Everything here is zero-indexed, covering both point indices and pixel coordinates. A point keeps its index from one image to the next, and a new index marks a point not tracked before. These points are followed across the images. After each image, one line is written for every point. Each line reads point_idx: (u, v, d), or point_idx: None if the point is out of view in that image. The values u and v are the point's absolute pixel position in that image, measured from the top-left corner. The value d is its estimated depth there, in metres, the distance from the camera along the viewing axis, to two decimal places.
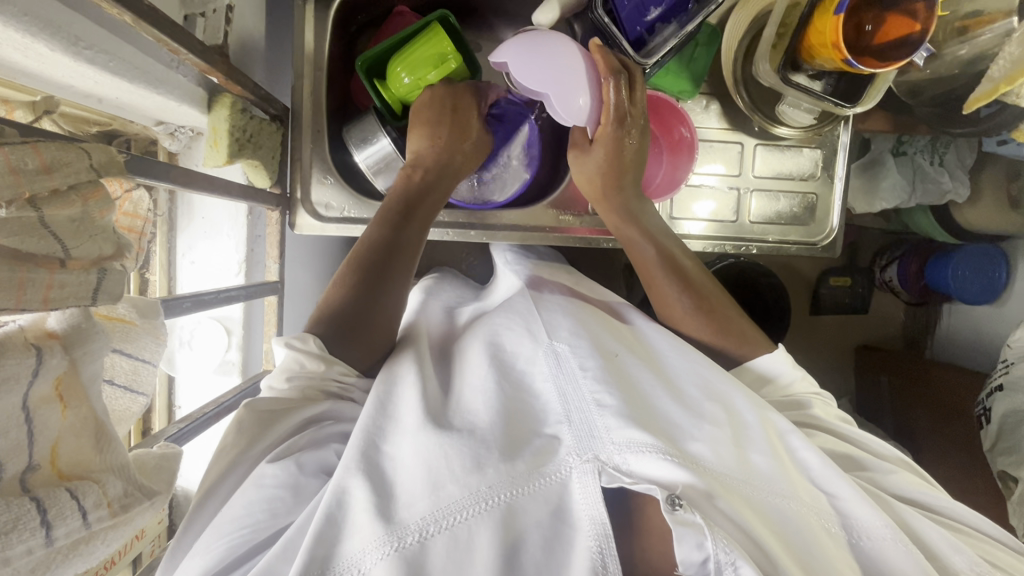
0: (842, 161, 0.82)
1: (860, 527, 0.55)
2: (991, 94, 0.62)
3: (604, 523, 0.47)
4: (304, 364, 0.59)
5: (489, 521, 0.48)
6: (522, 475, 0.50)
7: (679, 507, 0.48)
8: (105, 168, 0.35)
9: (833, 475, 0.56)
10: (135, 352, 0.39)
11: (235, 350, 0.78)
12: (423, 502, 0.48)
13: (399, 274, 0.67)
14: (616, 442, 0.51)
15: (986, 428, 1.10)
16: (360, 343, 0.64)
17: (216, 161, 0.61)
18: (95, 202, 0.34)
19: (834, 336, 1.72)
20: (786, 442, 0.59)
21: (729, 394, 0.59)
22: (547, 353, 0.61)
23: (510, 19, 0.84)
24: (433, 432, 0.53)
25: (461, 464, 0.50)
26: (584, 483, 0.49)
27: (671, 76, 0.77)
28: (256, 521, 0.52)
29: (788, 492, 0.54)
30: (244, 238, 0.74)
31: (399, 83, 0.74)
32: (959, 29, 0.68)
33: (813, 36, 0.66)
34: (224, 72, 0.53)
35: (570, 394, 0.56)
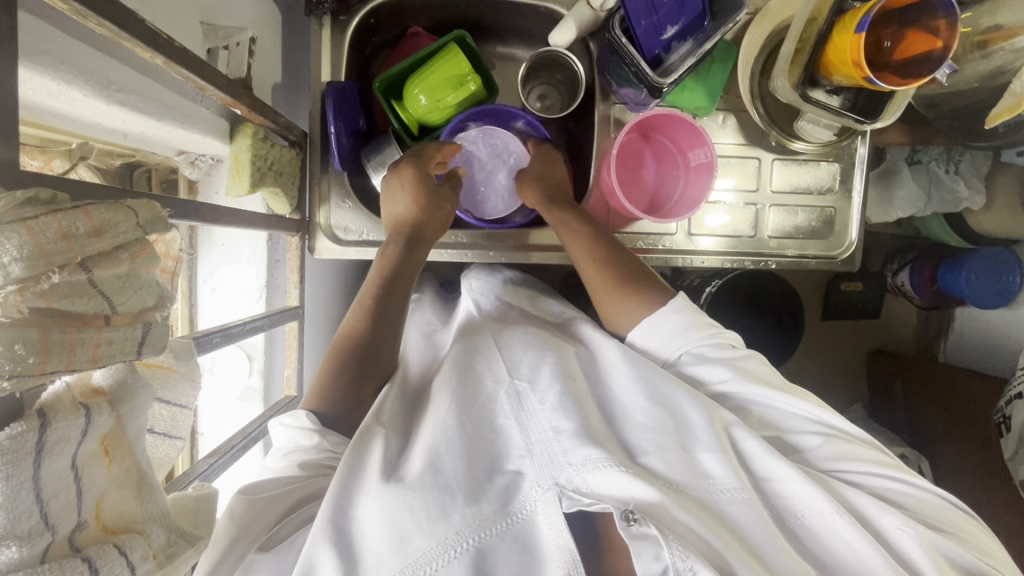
0: (860, 174, 0.82)
1: (800, 506, 0.55)
2: (1013, 109, 0.63)
3: (571, 549, 0.48)
4: (299, 441, 0.60)
5: (460, 567, 0.49)
6: (489, 516, 0.51)
7: (634, 521, 0.48)
8: (151, 225, 0.36)
9: (773, 458, 0.55)
10: (173, 398, 0.40)
11: (257, 376, 0.78)
12: (392, 560, 0.49)
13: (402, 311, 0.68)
14: (573, 462, 0.52)
15: (1007, 436, 1.09)
16: (363, 384, 0.65)
17: (239, 191, 0.61)
18: (142, 259, 0.35)
19: (846, 342, 1.71)
20: (733, 433, 0.58)
21: (675, 397, 0.59)
22: (508, 391, 0.60)
23: (525, 38, 0.84)
24: (393, 484, 0.53)
25: (427, 514, 0.51)
26: (548, 512, 0.50)
27: (687, 92, 0.78)
28: None
29: (741, 489, 0.54)
30: (264, 264, 0.74)
31: (417, 104, 0.76)
32: (980, 43, 0.68)
33: (832, 53, 0.66)
34: (248, 104, 0.54)
35: (531, 429, 0.56)
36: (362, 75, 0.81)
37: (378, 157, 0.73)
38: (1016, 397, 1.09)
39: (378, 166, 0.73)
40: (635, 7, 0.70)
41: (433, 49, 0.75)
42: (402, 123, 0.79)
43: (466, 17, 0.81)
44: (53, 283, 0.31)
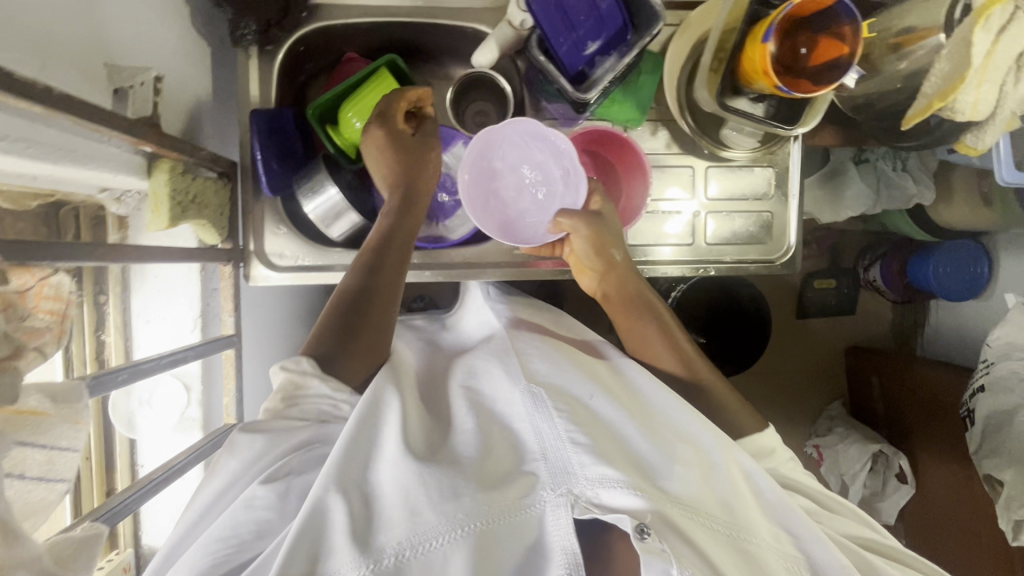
0: (795, 178, 0.82)
1: (820, 565, 0.57)
2: (924, 110, 0.63)
3: (576, 552, 0.49)
4: (299, 385, 0.62)
5: (465, 547, 0.49)
6: (499, 502, 0.51)
7: (648, 535, 0.49)
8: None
9: (792, 513, 0.58)
10: (48, 443, 0.41)
11: (196, 407, 0.80)
12: (400, 528, 0.50)
13: (385, 313, 0.69)
14: (588, 477, 0.52)
15: (971, 429, 1.07)
16: (355, 357, 0.66)
17: (159, 226, 0.62)
18: None
19: (823, 340, 1.71)
20: (753, 482, 0.60)
21: (698, 434, 0.60)
22: (524, 392, 0.61)
23: (458, 57, 0.85)
24: (413, 461, 0.54)
25: (440, 492, 0.51)
26: (558, 515, 0.51)
27: (618, 105, 0.78)
28: (239, 540, 0.54)
29: (750, 529, 0.56)
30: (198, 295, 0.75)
31: (351, 128, 0.77)
32: (894, 46, 0.69)
33: (746, 63, 0.66)
34: (155, 141, 0.54)
35: (546, 432, 0.57)
36: (296, 101, 0.81)
37: (308, 184, 0.73)
38: (979, 390, 1.07)
39: (308, 192, 0.73)
40: (556, 26, 0.71)
41: (365, 75, 0.76)
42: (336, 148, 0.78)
43: (397, 40, 0.82)
44: None
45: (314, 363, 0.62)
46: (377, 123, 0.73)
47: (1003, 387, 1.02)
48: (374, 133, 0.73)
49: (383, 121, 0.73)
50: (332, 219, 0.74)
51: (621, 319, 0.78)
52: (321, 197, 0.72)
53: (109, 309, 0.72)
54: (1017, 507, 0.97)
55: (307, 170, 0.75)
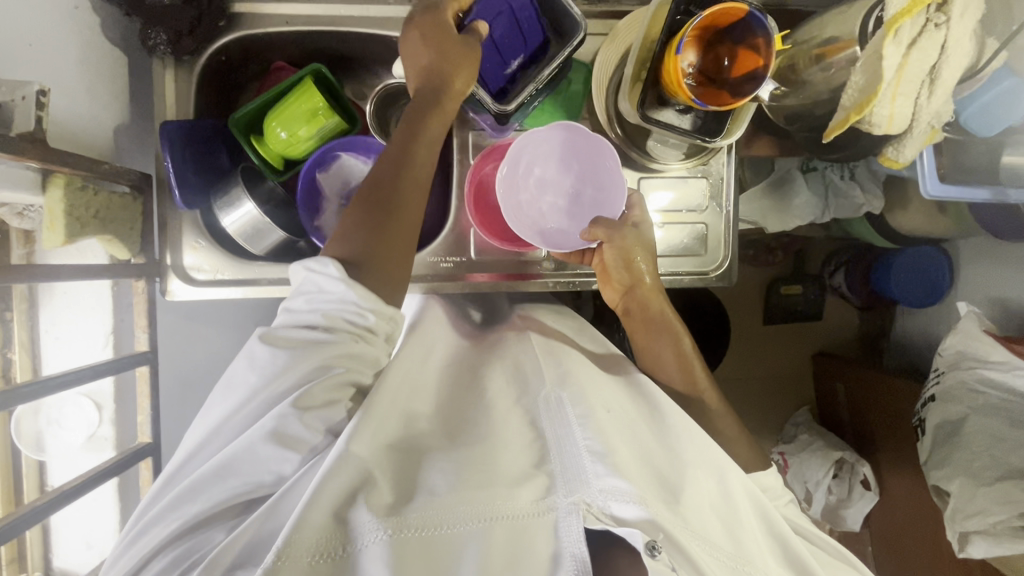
0: (729, 189, 0.81)
1: None
2: (844, 122, 0.62)
3: (585, 560, 0.48)
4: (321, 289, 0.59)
5: (480, 536, 0.49)
6: (519, 495, 0.52)
7: (657, 554, 0.50)
8: None
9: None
10: None
11: (107, 426, 0.83)
12: (417, 506, 0.50)
13: (410, 204, 0.66)
14: (601, 489, 0.52)
15: (922, 439, 1.05)
16: (382, 238, 0.63)
17: (54, 243, 0.60)
18: None
19: (789, 347, 1.70)
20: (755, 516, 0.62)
21: (713, 461, 0.62)
22: (549, 400, 0.63)
23: (389, 67, 0.83)
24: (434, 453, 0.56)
25: (462, 482, 0.52)
26: (570, 522, 0.50)
27: (547, 115, 0.79)
28: (257, 480, 0.55)
29: (748, 563, 0.57)
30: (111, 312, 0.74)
31: (275, 138, 0.75)
32: (817, 57, 0.68)
33: (665, 74, 0.66)
34: (40, 156, 0.53)
35: (565, 440, 0.58)
36: (221, 112, 0.80)
37: (224, 199, 0.72)
38: (930, 399, 1.04)
39: (223, 207, 0.72)
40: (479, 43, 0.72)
41: (289, 85, 0.74)
42: (262, 160, 0.76)
43: (325, 50, 0.80)
44: None
45: (339, 266, 0.59)
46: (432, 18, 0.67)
47: (951, 396, 0.99)
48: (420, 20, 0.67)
49: (433, 14, 0.69)
50: (249, 233, 0.73)
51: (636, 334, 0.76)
52: (237, 211, 0.71)
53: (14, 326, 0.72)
54: (962, 518, 0.94)
55: (226, 183, 0.74)
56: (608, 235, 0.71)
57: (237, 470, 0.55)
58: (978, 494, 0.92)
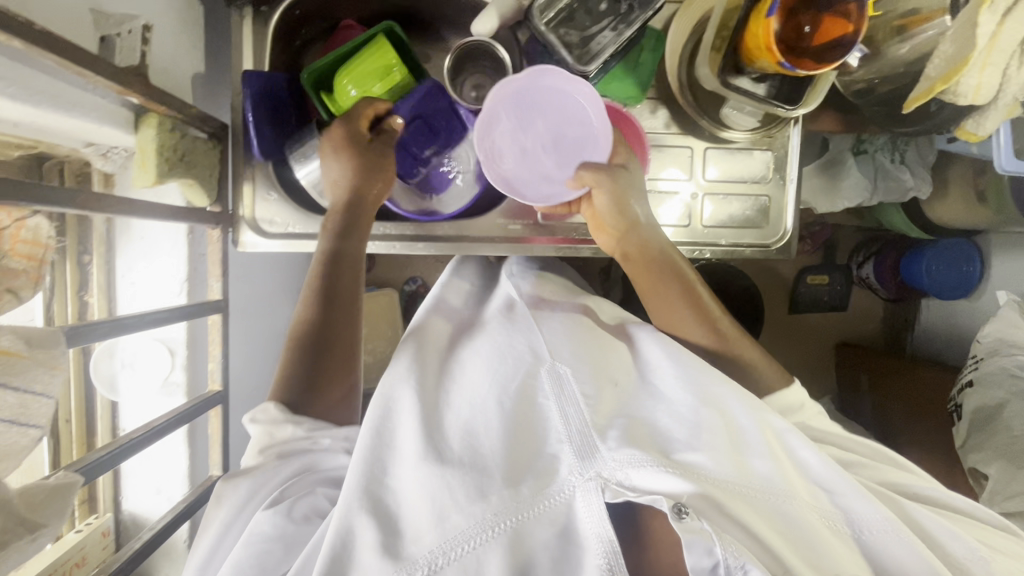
0: (794, 161, 0.82)
1: (862, 522, 0.56)
2: (927, 93, 0.62)
3: (611, 539, 0.49)
4: (273, 433, 0.59)
5: (498, 546, 0.50)
6: (527, 498, 0.52)
7: (686, 515, 0.49)
8: None
9: (838, 477, 0.57)
10: (21, 384, 0.42)
11: (179, 371, 0.83)
12: (430, 535, 0.51)
13: (353, 283, 0.68)
14: (617, 459, 0.52)
15: (957, 425, 1.04)
16: (335, 324, 0.66)
17: (145, 182, 0.61)
18: None
19: (806, 337, 1.63)
20: (786, 442, 0.59)
21: (727, 400, 0.59)
22: (546, 375, 0.61)
23: (457, 28, 0.83)
24: (431, 461, 0.54)
25: (466, 493, 0.52)
26: (589, 500, 0.51)
27: (618, 81, 0.77)
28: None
29: (791, 494, 0.55)
30: (185, 258, 0.79)
31: (346, 96, 0.74)
32: (897, 28, 0.68)
33: (749, 39, 0.65)
34: (142, 92, 0.53)
35: (572, 416, 0.56)
36: (290, 67, 0.79)
37: (301, 150, 0.73)
38: (969, 385, 1.03)
39: (299, 158, 0.72)
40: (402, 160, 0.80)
41: (359, 42, 0.73)
42: (330, 115, 0.76)
43: (395, 8, 0.80)
44: None
45: (278, 407, 0.60)
46: (356, 115, 0.70)
47: (989, 381, 0.99)
48: (335, 131, 0.70)
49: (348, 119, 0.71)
50: (323, 186, 0.73)
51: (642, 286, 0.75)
52: (313, 163, 0.72)
53: (93, 269, 0.76)
54: (1001, 500, 0.90)
55: (302, 137, 0.74)
56: (598, 174, 0.71)
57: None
58: (1017, 478, 0.90)
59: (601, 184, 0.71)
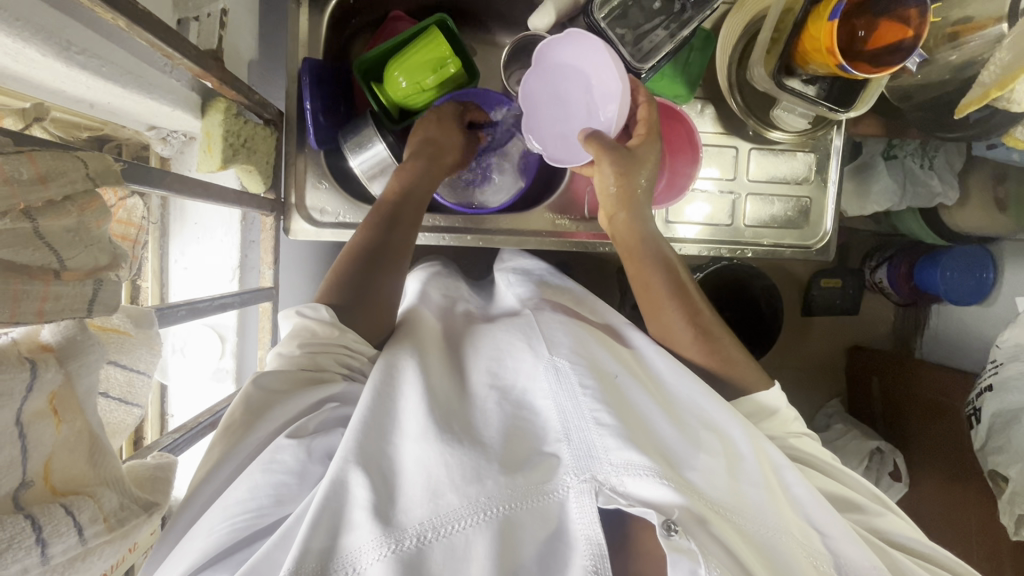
0: (836, 164, 0.83)
1: (850, 566, 0.56)
2: (981, 99, 0.63)
3: (601, 543, 0.48)
4: (315, 331, 0.58)
5: (487, 531, 0.48)
6: (522, 488, 0.50)
7: (675, 533, 0.49)
8: (103, 177, 0.33)
9: (827, 514, 0.57)
10: (130, 363, 0.37)
11: (229, 358, 0.83)
12: (422, 508, 0.48)
13: (393, 276, 0.66)
14: (614, 463, 0.51)
15: (976, 428, 1.00)
16: (376, 308, 0.64)
17: (210, 166, 0.61)
18: (92, 212, 0.32)
19: (824, 343, 1.52)
20: (781, 477, 0.60)
21: (726, 425, 0.60)
22: (546, 367, 0.60)
23: (506, 24, 0.83)
24: (434, 440, 0.53)
25: (462, 474, 0.50)
26: (582, 502, 0.50)
27: (667, 80, 0.78)
28: (260, 506, 0.49)
29: (780, 527, 0.54)
30: (237, 244, 0.80)
31: (397, 88, 0.73)
32: (950, 35, 0.69)
33: (807, 41, 0.66)
34: (219, 76, 0.53)
35: (570, 411, 0.55)
36: (342, 58, 0.80)
37: (355, 139, 0.72)
38: (987, 389, 0.99)
39: (354, 147, 0.72)
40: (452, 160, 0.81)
41: (413, 33, 0.72)
42: (381, 106, 0.76)
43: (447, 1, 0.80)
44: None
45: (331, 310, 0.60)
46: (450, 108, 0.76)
47: (1009, 385, 0.95)
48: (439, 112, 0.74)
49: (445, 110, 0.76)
50: (376, 175, 0.73)
51: (638, 289, 0.72)
52: (368, 152, 0.72)
53: (148, 254, 0.76)
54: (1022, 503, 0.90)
55: (355, 127, 0.73)
56: (602, 152, 0.70)
57: (226, 505, 0.49)
58: None
59: (603, 161, 0.70)
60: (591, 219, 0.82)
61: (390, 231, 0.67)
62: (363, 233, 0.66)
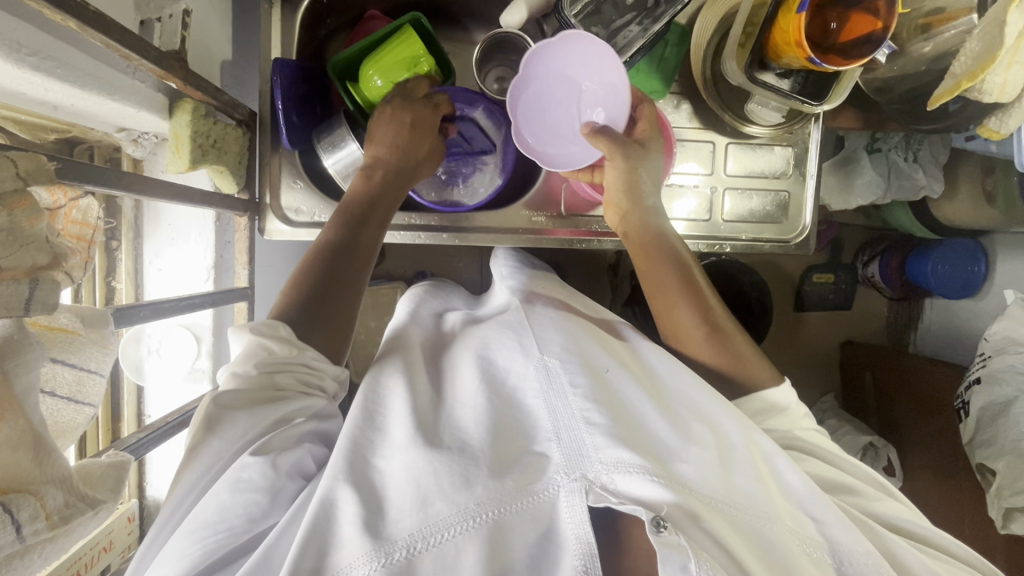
0: (814, 158, 0.82)
1: (844, 553, 0.55)
2: (953, 90, 0.63)
3: (591, 542, 0.47)
4: (271, 351, 0.56)
5: (476, 538, 0.48)
6: (511, 492, 0.50)
7: (664, 529, 0.47)
8: (32, 176, 0.33)
9: (817, 500, 0.57)
10: (78, 362, 0.37)
11: (205, 358, 0.84)
12: (411, 518, 0.49)
13: (362, 272, 0.66)
14: (604, 461, 0.51)
15: (963, 421, 0.99)
16: (322, 321, 0.61)
17: (178, 167, 0.61)
18: (22, 211, 0.32)
19: (816, 339, 1.52)
20: (773, 465, 0.59)
21: (717, 415, 0.60)
22: (537, 368, 0.60)
23: (482, 21, 0.83)
24: (423, 449, 0.53)
25: (451, 481, 0.50)
26: (572, 501, 0.49)
27: (642, 76, 0.78)
28: (231, 526, 0.50)
29: (771, 516, 0.54)
30: (213, 245, 0.80)
31: (372, 87, 0.74)
32: (922, 27, 0.69)
33: (778, 35, 0.66)
34: (181, 76, 0.53)
35: (560, 410, 0.56)
36: (316, 57, 0.80)
37: (328, 138, 0.72)
38: (974, 382, 0.98)
39: (327, 146, 0.72)
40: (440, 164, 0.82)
41: (387, 32, 0.72)
42: (357, 106, 0.76)
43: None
44: None
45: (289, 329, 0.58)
46: (415, 103, 0.71)
47: (997, 378, 0.94)
48: (413, 110, 0.71)
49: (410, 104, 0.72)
50: (350, 174, 0.73)
51: (653, 289, 0.72)
52: (341, 152, 0.72)
53: (122, 254, 0.77)
54: (1009, 495, 0.89)
55: (328, 126, 0.74)
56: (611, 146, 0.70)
57: (196, 529, 0.49)
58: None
59: (615, 156, 0.70)
60: (567, 215, 0.82)
61: (361, 226, 0.67)
62: (327, 232, 0.66)
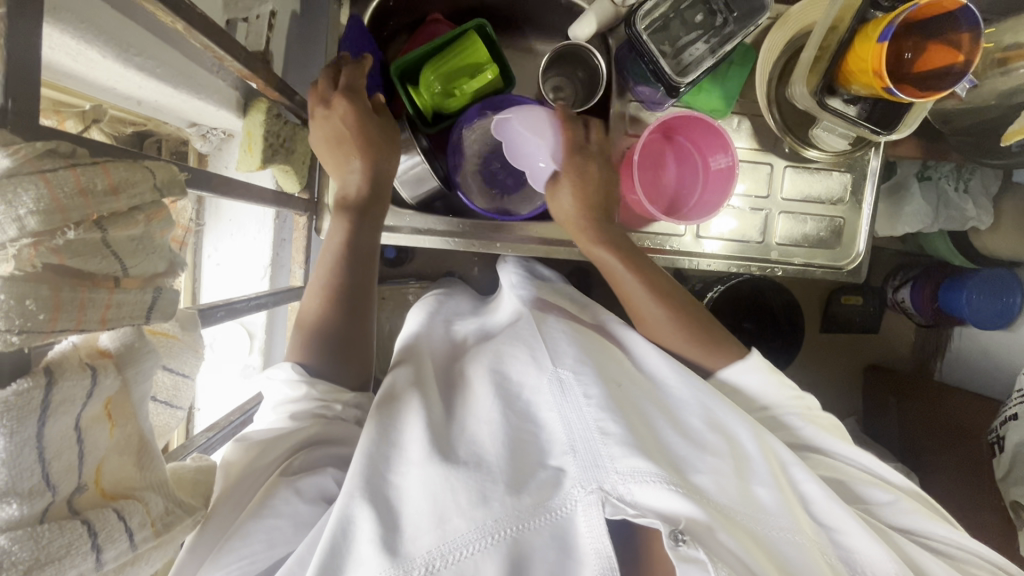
0: (872, 186, 0.82)
1: (862, 561, 0.54)
2: None
3: (609, 556, 0.47)
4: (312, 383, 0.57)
5: (496, 555, 0.48)
6: (528, 509, 0.49)
7: (682, 542, 0.48)
8: (168, 186, 0.35)
9: (838, 507, 0.56)
10: (178, 367, 0.38)
11: (257, 355, 0.85)
12: (429, 536, 0.48)
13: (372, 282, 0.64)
14: (621, 471, 0.51)
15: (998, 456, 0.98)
16: (349, 365, 0.61)
17: (250, 165, 0.61)
18: (157, 221, 0.34)
19: (843, 362, 1.50)
20: (791, 474, 0.58)
21: (733, 425, 0.58)
22: (552, 380, 0.59)
23: (544, 31, 0.83)
24: (440, 464, 0.53)
25: (469, 497, 0.50)
26: (589, 514, 0.49)
27: (704, 94, 0.77)
28: (253, 552, 0.50)
29: (793, 526, 0.53)
30: (269, 242, 0.81)
31: (433, 92, 0.72)
32: (999, 61, 0.68)
33: (852, 62, 0.65)
34: (265, 78, 0.53)
35: (575, 422, 0.55)
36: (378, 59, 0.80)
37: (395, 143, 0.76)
38: (1011, 418, 0.97)
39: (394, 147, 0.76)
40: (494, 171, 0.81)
41: (452, 37, 0.71)
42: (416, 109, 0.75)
43: (487, 6, 0.80)
44: (67, 240, 0.30)
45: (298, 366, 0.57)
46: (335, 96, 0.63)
47: None
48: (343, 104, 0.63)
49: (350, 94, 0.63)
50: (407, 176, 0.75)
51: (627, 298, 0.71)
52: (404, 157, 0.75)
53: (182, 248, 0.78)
54: None
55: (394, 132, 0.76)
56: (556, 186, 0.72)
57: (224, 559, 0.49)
58: None
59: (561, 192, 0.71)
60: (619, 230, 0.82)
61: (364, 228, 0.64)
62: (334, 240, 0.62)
